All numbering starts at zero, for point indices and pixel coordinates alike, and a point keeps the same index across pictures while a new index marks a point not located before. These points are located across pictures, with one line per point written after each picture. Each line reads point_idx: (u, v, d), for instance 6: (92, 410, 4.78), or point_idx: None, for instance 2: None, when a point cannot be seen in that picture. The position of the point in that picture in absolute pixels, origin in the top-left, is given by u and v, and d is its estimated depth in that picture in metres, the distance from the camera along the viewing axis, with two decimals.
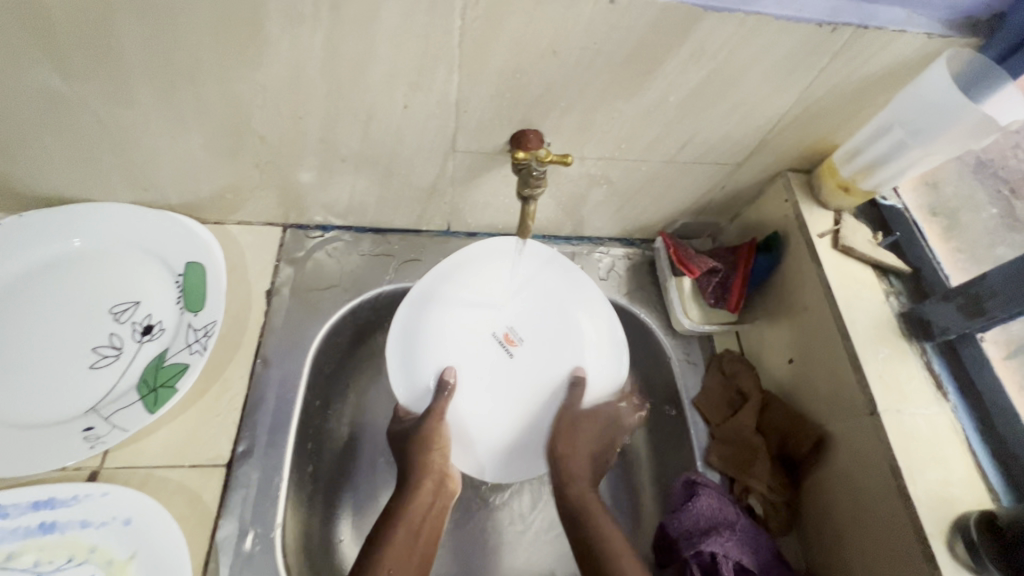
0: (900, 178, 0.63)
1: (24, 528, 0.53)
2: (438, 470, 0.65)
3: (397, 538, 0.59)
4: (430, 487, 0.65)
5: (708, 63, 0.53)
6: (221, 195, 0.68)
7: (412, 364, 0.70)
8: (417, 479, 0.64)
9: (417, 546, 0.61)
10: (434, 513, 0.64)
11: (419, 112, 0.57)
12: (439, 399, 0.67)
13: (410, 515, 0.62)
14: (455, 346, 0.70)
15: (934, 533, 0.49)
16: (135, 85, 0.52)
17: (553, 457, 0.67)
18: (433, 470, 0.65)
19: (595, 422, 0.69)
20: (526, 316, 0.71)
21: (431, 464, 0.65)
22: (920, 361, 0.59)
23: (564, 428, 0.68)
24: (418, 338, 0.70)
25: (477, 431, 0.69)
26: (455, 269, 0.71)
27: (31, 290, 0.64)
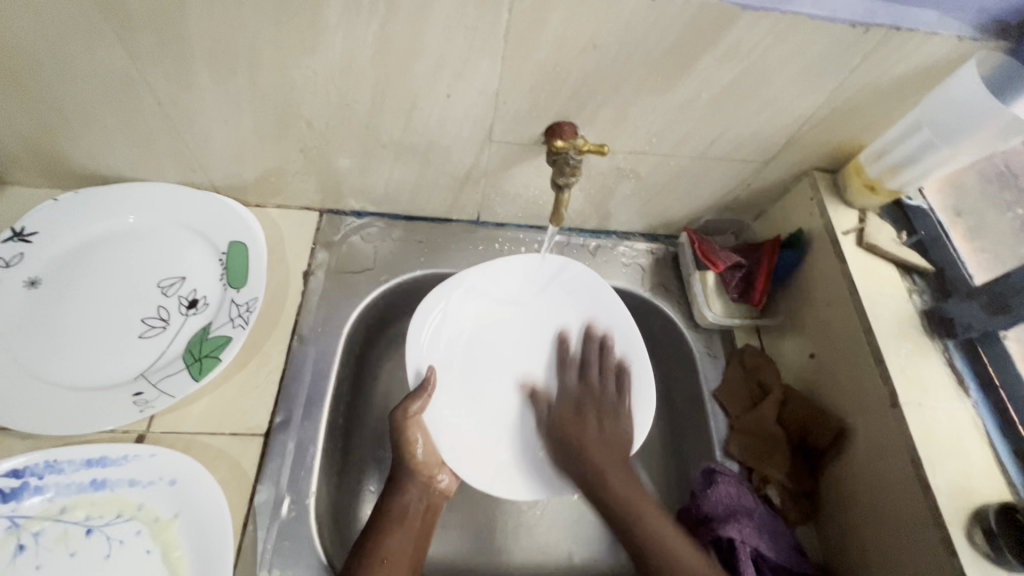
0: (925, 179, 0.64)
1: (77, 484, 0.55)
2: (426, 469, 0.66)
3: (397, 532, 0.60)
4: (418, 487, 0.65)
5: (741, 62, 0.55)
6: (265, 178, 0.71)
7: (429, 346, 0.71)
8: (406, 482, 0.64)
9: (412, 532, 0.62)
10: (424, 511, 0.64)
11: (461, 102, 0.60)
12: (417, 400, 0.66)
13: (394, 512, 0.62)
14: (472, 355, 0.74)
15: (953, 522, 0.50)
16: (197, 69, 0.55)
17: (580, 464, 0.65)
18: (424, 470, 0.66)
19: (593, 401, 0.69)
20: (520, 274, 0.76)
21: (420, 467, 0.65)
22: (942, 357, 0.60)
23: (565, 414, 0.69)
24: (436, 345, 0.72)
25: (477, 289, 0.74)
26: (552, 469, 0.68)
27: (86, 262, 0.67)
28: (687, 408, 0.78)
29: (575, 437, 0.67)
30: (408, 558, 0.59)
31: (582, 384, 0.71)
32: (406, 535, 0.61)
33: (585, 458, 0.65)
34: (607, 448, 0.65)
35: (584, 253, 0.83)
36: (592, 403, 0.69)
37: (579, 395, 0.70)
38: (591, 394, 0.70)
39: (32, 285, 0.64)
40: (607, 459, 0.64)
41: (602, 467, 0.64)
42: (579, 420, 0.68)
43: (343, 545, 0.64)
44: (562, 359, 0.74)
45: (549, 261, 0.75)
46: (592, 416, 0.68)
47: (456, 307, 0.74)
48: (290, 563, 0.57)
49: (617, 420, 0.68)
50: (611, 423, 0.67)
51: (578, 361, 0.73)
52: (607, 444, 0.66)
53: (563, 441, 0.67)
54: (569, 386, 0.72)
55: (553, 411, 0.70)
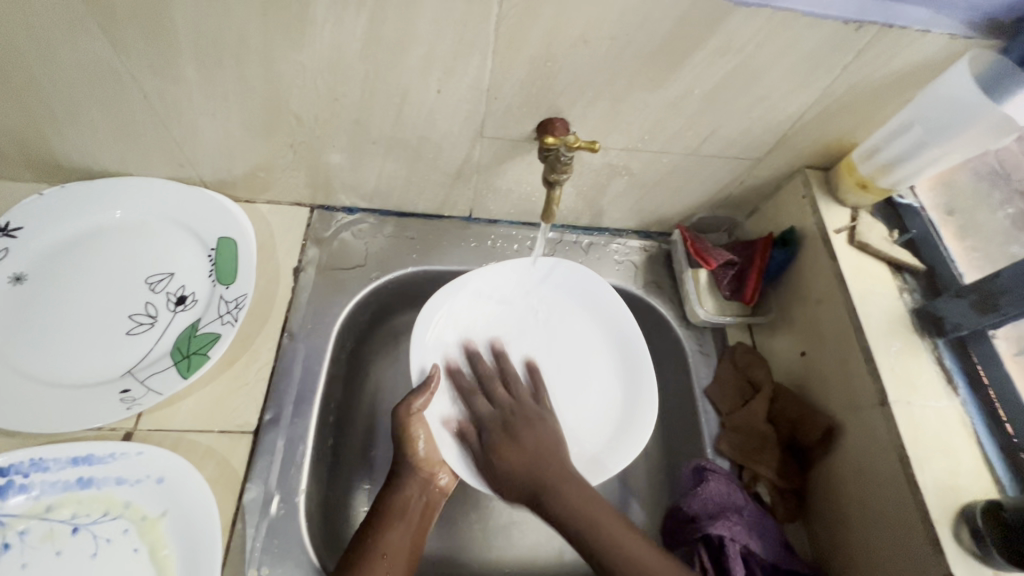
0: (917, 177, 0.64)
1: (63, 482, 0.55)
2: (428, 466, 0.66)
3: (396, 528, 0.61)
4: (418, 483, 0.65)
5: (734, 58, 0.55)
6: (254, 173, 0.71)
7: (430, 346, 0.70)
8: (404, 478, 0.64)
9: (411, 528, 0.62)
10: (422, 508, 0.64)
11: (452, 97, 0.59)
12: (422, 395, 0.65)
13: (389, 508, 0.62)
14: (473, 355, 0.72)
15: (940, 520, 0.51)
16: (183, 62, 0.54)
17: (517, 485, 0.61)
18: (425, 467, 0.65)
19: (514, 422, 0.65)
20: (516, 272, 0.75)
21: (421, 463, 0.65)
22: (931, 355, 0.60)
23: (489, 434, 0.64)
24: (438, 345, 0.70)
25: (469, 289, 0.73)
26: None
27: (73, 258, 0.66)
28: (679, 407, 0.77)
29: (507, 461, 0.62)
30: (405, 555, 0.59)
31: (496, 405, 0.66)
32: (403, 532, 0.61)
33: (527, 467, 0.61)
34: (539, 448, 0.62)
35: (577, 250, 0.82)
36: (516, 418, 0.65)
37: (512, 408, 0.66)
38: (510, 410, 0.66)
39: (18, 281, 0.64)
40: (531, 464, 0.61)
41: (543, 469, 0.61)
42: (505, 441, 0.63)
43: (332, 543, 0.64)
44: (462, 387, 0.68)
45: (540, 263, 0.75)
46: (518, 430, 0.64)
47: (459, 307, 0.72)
48: (280, 560, 0.57)
49: (546, 425, 0.64)
50: (539, 431, 0.64)
51: (491, 375, 0.69)
52: (539, 454, 0.62)
53: (506, 473, 0.61)
54: (484, 414, 0.66)
55: (482, 424, 0.65)
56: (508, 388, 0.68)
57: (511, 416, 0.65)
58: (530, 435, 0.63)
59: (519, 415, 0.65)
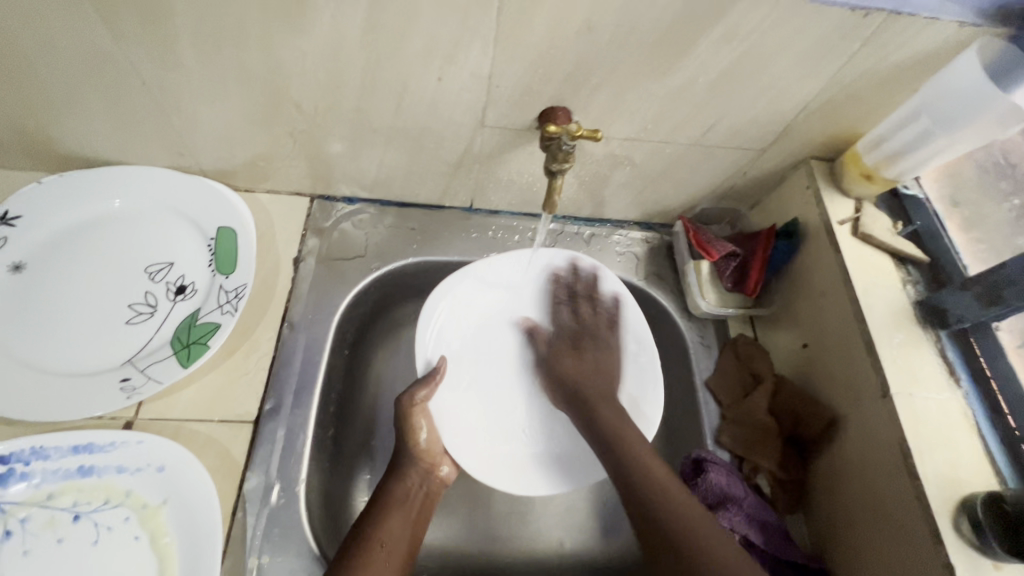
0: (922, 168, 0.63)
1: (64, 470, 0.55)
2: (429, 456, 0.65)
3: (395, 515, 0.60)
4: (419, 473, 0.65)
5: (739, 46, 0.54)
6: (254, 163, 0.70)
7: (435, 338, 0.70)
8: (405, 468, 0.64)
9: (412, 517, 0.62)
10: (423, 498, 0.64)
11: (453, 85, 0.58)
12: (423, 386, 0.66)
13: (391, 497, 0.62)
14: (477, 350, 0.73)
15: (941, 511, 0.51)
16: (182, 48, 0.53)
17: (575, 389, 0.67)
18: (426, 457, 0.65)
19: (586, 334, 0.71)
20: (520, 262, 0.74)
21: (421, 452, 0.65)
22: (934, 348, 0.60)
23: (562, 351, 0.71)
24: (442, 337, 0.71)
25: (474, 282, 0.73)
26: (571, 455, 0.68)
27: (73, 247, 0.66)
28: (680, 399, 0.77)
29: (563, 368, 0.69)
30: (405, 544, 0.59)
31: (576, 319, 0.72)
32: (404, 519, 0.61)
33: (579, 379, 0.68)
34: (601, 374, 0.68)
35: (579, 242, 0.82)
36: (587, 338, 0.71)
37: (574, 329, 0.72)
38: (586, 330, 0.71)
39: (17, 269, 0.63)
40: (589, 375, 0.68)
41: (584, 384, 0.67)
42: (570, 349, 0.70)
43: (333, 532, 0.64)
44: (558, 295, 0.73)
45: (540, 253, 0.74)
46: (584, 346, 0.70)
47: (463, 300, 0.72)
48: (280, 549, 0.57)
49: (608, 354, 0.70)
50: (602, 351, 0.70)
51: (574, 293, 0.73)
52: (601, 376, 0.68)
53: (557, 375, 0.69)
54: (564, 323, 0.72)
55: (559, 325, 0.72)
56: (586, 304, 0.73)
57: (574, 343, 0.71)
58: (592, 364, 0.69)
59: (584, 331, 0.71)
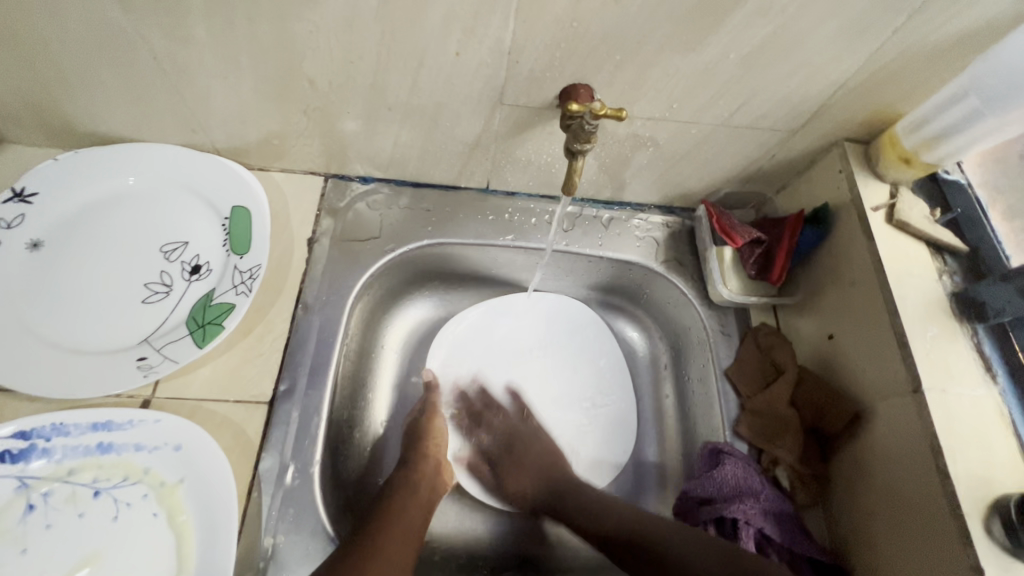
0: (966, 151, 0.60)
1: (84, 447, 0.55)
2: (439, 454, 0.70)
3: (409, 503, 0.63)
4: (431, 468, 0.68)
5: (776, 18, 0.51)
6: (268, 141, 0.69)
7: (452, 356, 0.79)
8: (419, 463, 0.68)
9: (422, 503, 0.64)
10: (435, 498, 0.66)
11: (471, 60, 0.56)
12: (429, 396, 0.75)
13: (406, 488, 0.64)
14: (493, 365, 0.80)
15: (971, 512, 0.49)
16: (193, 21, 0.52)
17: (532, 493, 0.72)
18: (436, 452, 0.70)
19: (515, 438, 0.76)
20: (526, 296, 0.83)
21: (429, 451, 0.70)
22: (970, 341, 0.57)
23: (504, 466, 0.74)
24: (459, 354, 0.80)
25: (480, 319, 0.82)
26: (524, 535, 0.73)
27: (89, 225, 0.66)
28: (698, 388, 0.76)
29: (514, 488, 0.73)
30: (418, 531, 0.61)
31: (492, 435, 0.77)
32: (416, 506, 0.63)
33: (539, 484, 0.72)
34: (535, 469, 0.72)
35: (597, 225, 0.79)
36: (517, 439, 0.75)
37: (508, 427, 0.77)
38: (509, 437, 0.76)
39: (35, 247, 0.63)
40: (539, 481, 0.72)
41: (550, 481, 0.71)
42: (511, 465, 0.74)
43: (349, 512, 0.65)
44: (472, 414, 0.78)
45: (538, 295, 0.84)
46: (519, 455, 0.74)
47: (462, 340, 0.80)
48: (295, 529, 0.57)
49: (541, 439, 0.75)
50: (533, 446, 0.74)
51: (495, 400, 0.79)
52: (543, 464, 0.73)
53: (515, 499, 0.72)
54: (489, 441, 0.77)
55: (486, 448, 0.77)
56: (518, 407, 0.78)
57: (512, 446, 0.75)
58: (534, 451, 0.74)
59: (525, 468, 0.73)
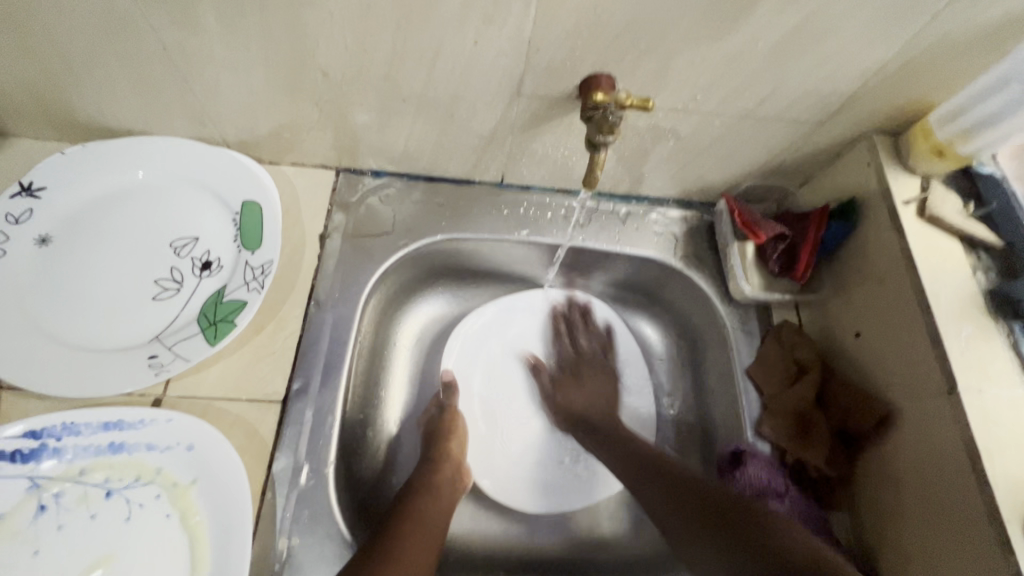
0: (1002, 143, 0.57)
1: (95, 446, 0.54)
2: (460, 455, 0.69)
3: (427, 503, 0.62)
4: (451, 467, 0.68)
5: (808, 4, 0.48)
6: (278, 134, 0.67)
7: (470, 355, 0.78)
8: (439, 462, 0.67)
9: (440, 503, 0.63)
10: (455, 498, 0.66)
11: (489, 50, 0.54)
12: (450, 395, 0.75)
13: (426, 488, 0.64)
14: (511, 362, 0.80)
15: (1011, 517, 0.47)
16: (203, 10, 0.50)
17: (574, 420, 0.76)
18: (456, 453, 0.69)
19: (578, 371, 0.80)
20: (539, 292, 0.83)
21: (451, 451, 0.69)
22: (1006, 341, 0.55)
23: (565, 383, 0.79)
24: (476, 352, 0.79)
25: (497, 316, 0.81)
26: (558, 491, 0.73)
27: (98, 220, 0.65)
28: (718, 386, 0.74)
29: (572, 400, 0.77)
30: (438, 533, 0.61)
31: (574, 349, 0.81)
32: (434, 506, 0.63)
33: (584, 410, 0.76)
34: (594, 393, 0.78)
35: (615, 220, 0.77)
36: (585, 366, 0.80)
37: (563, 360, 0.81)
38: (585, 358, 0.80)
39: (43, 242, 0.62)
40: (589, 404, 0.77)
41: (592, 414, 0.76)
42: (570, 378, 0.79)
43: (363, 512, 0.64)
44: (557, 330, 0.82)
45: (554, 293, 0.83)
46: (580, 372, 0.80)
47: (480, 336, 0.80)
48: (309, 531, 0.56)
49: (599, 377, 0.79)
50: (597, 386, 0.79)
51: (569, 326, 0.82)
52: (591, 401, 0.77)
53: (569, 411, 0.77)
54: (563, 353, 0.81)
55: (559, 360, 0.81)
56: (588, 331, 0.82)
57: (561, 372, 0.80)
58: (595, 381, 0.79)
59: (586, 399, 0.77)
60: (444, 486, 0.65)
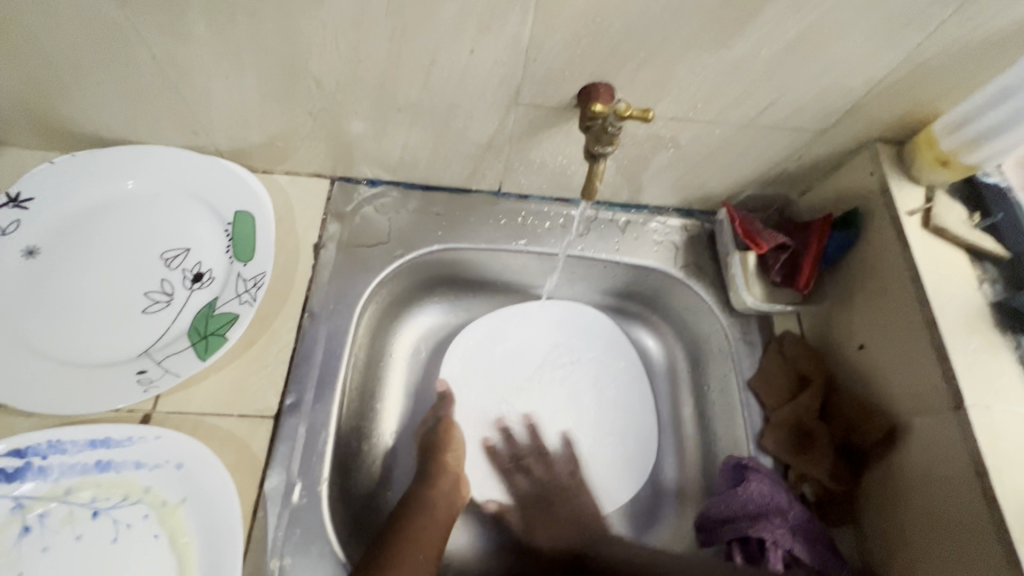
0: (1007, 154, 0.57)
1: (82, 464, 0.53)
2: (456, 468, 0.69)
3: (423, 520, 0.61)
4: (448, 481, 0.67)
5: (811, 12, 0.48)
6: (272, 143, 0.66)
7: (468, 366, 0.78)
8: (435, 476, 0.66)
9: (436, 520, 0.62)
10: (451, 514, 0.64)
11: (485, 59, 0.53)
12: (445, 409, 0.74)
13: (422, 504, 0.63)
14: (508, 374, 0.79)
15: (1022, 539, 0.46)
16: (193, 18, 0.49)
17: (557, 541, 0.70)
18: (452, 467, 0.68)
19: (547, 499, 0.73)
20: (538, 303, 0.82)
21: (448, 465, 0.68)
22: (1014, 355, 0.54)
23: (532, 516, 0.72)
24: (474, 363, 0.78)
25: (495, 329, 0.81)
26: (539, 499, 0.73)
27: (86, 231, 0.63)
28: (719, 399, 0.73)
29: (543, 535, 0.71)
30: (433, 550, 0.60)
31: (530, 480, 0.74)
32: (431, 523, 0.62)
33: (582, 523, 0.71)
34: (569, 521, 0.72)
35: (614, 229, 0.76)
36: (557, 501, 0.73)
37: (529, 492, 0.74)
38: (548, 485, 0.74)
39: (30, 254, 0.61)
40: (574, 535, 0.71)
41: (589, 528, 0.71)
42: (542, 514, 0.72)
43: (358, 529, 0.62)
44: (506, 467, 0.74)
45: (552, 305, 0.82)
46: (557, 508, 0.72)
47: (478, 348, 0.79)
48: (301, 550, 0.55)
49: (585, 497, 0.73)
50: (574, 506, 0.72)
51: (518, 458, 0.75)
52: (575, 521, 0.71)
53: (547, 540, 0.71)
54: (524, 489, 0.74)
55: (519, 494, 0.73)
56: (541, 455, 0.75)
57: (552, 495, 0.73)
58: (574, 514, 0.72)
59: (563, 521, 0.72)
60: (440, 502, 0.64)
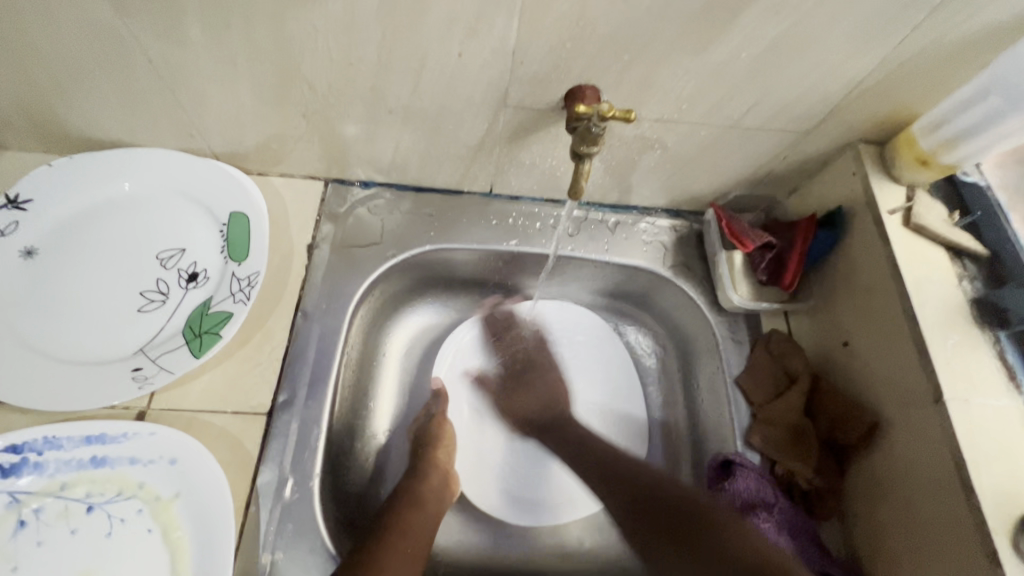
0: (985, 153, 0.58)
1: (77, 460, 0.54)
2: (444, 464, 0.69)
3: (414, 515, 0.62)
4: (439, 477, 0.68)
5: (789, 16, 0.49)
6: (266, 145, 0.67)
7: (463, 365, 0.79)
8: (425, 471, 0.67)
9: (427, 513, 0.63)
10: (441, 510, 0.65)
11: (473, 62, 0.54)
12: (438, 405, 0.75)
13: (412, 499, 0.63)
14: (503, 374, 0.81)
15: (998, 528, 0.47)
16: (188, 23, 0.51)
17: (527, 423, 0.77)
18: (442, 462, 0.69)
19: (525, 375, 0.81)
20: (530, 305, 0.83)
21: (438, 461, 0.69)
22: (992, 350, 0.55)
23: (504, 387, 0.80)
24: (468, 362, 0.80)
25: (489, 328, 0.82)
26: (525, 491, 0.73)
27: (83, 231, 0.64)
28: (708, 396, 0.74)
29: (514, 405, 0.79)
30: (423, 543, 0.60)
31: (508, 354, 0.82)
32: (422, 517, 0.62)
33: (530, 412, 0.78)
34: (537, 396, 0.79)
35: (603, 229, 0.77)
36: (540, 373, 0.81)
37: (528, 358, 0.82)
38: (545, 364, 0.81)
39: (28, 254, 0.62)
40: (541, 407, 0.78)
41: (544, 412, 0.78)
42: (518, 386, 0.80)
43: (350, 526, 0.63)
44: (492, 334, 0.82)
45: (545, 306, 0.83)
46: (531, 377, 0.80)
47: (472, 348, 0.80)
48: (293, 546, 0.55)
49: (550, 381, 0.80)
50: (530, 393, 0.79)
51: (501, 331, 0.82)
52: (547, 404, 0.78)
53: (513, 417, 0.78)
54: (506, 359, 0.82)
55: (503, 367, 0.81)
56: (512, 335, 0.82)
57: (529, 364, 0.81)
58: (544, 380, 0.80)
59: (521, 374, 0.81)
60: (431, 497, 0.65)
